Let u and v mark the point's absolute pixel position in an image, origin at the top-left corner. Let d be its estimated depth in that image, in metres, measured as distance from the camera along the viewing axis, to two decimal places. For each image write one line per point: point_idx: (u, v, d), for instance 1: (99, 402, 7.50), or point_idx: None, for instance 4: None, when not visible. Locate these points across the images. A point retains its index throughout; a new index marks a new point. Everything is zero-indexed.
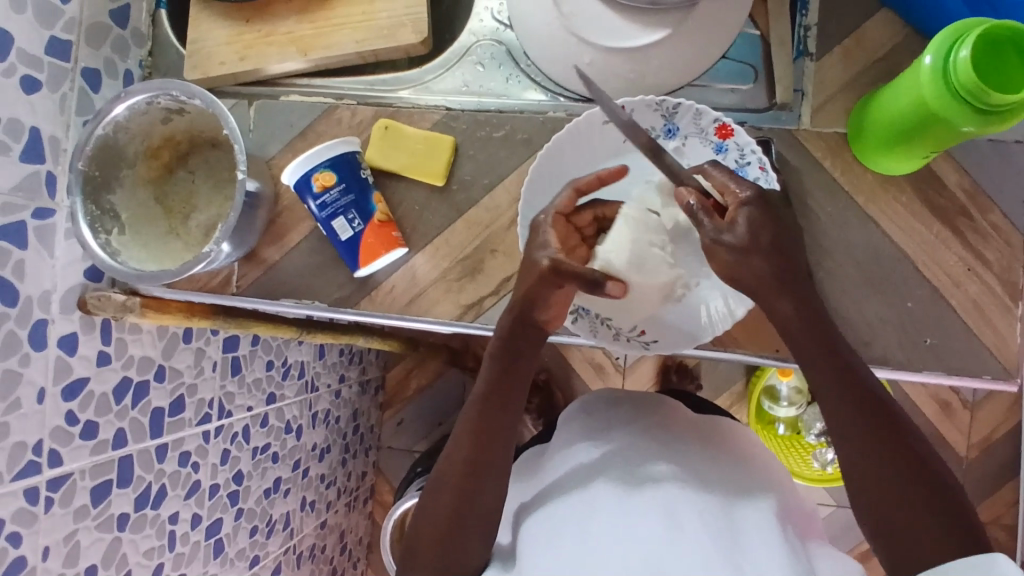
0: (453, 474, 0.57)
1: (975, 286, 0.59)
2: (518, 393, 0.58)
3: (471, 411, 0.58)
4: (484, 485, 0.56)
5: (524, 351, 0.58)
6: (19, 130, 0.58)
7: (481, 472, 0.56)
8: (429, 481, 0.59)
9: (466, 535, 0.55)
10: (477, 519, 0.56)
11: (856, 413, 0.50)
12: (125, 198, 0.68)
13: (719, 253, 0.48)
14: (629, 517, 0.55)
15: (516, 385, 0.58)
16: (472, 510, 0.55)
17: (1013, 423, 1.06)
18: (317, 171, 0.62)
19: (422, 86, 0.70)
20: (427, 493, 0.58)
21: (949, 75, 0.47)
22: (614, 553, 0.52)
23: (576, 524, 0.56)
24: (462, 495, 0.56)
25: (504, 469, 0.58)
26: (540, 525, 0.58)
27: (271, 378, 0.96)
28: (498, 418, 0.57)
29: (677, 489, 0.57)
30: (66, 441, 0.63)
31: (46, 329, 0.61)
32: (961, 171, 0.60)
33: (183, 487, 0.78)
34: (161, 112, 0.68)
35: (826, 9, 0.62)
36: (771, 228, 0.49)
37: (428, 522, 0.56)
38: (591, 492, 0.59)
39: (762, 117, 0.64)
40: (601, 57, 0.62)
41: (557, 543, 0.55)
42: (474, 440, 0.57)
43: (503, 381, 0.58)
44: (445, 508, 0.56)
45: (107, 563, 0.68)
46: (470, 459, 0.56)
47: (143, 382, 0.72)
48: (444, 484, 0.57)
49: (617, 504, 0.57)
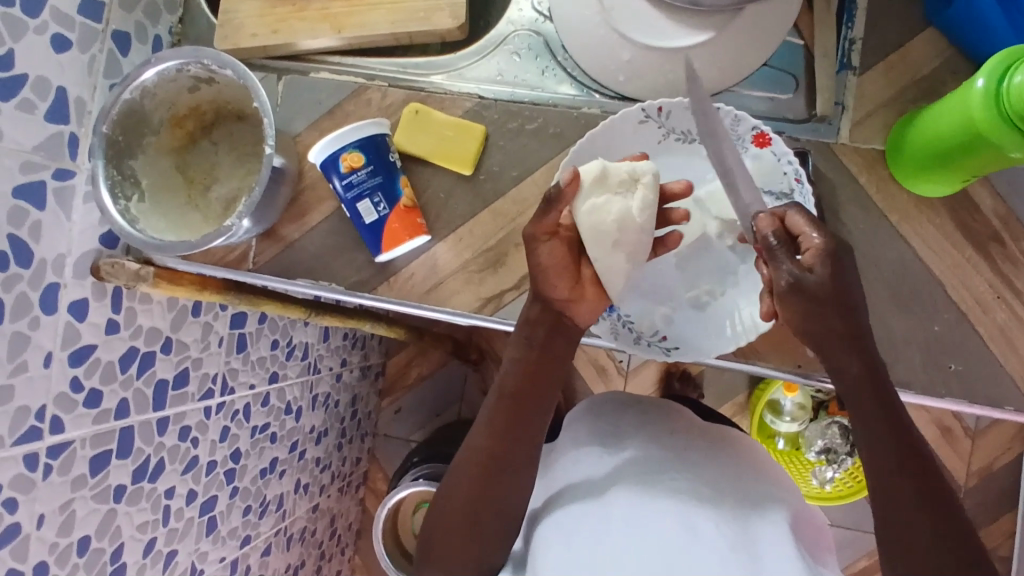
0: (471, 468, 0.57)
1: (1003, 314, 0.58)
2: (544, 383, 0.59)
3: (492, 402, 0.58)
4: (501, 479, 0.57)
5: (549, 343, 0.59)
6: (45, 88, 0.57)
7: (499, 466, 0.57)
8: (449, 473, 0.60)
9: (480, 528, 0.56)
10: (493, 514, 0.56)
11: (877, 430, 0.48)
12: (146, 165, 0.67)
13: (791, 298, 0.45)
14: (644, 519, 0.55)
15: (541, 374, 0.58)
16: (491, 493, 0.56)
17: (1014, 454, 1.06)
18: (345, 151, 0.61)
19: (455, 72, 0.69)
20: (448, 482, 0.59)
21: (1001, 100, 0.46)
22: (630, 553, 0.53)
23: (590, 526, 0.56)
24: (479, 489, 0.56)
25: (523, 464, 0.58)
26: (555, 526, 0.58)
27: (275, 357, 0.95)
28: (520, 413, 0.58)
29: (691, 499, 0.57)
30: (69, 408, 0.62)
31: (58, 293, 0.60)
32: (998, 196, 0.59)
33: (182, 461, 0.78)
34: (189, 80, 0.66)
35: (873, 23, 0.61)
36: (844, 282, 0.46)
37: (448, 505, 0.58)
38: (606, 496, 0.59)
39: (801, 127, 0.62)
40: (640, 55, 0.62)
41: (569, 538, 0.56)
42: (492, 432, 0.57)
43: (526, 374, 0.58)
44: (462, 500, 0.57)
45: (102, 534, 0.67)
46: (488, 453, 0.57)
47: (149, 353, 0.71)
48: (462, 475, 0.58)
49: (632, 508, 0.57)
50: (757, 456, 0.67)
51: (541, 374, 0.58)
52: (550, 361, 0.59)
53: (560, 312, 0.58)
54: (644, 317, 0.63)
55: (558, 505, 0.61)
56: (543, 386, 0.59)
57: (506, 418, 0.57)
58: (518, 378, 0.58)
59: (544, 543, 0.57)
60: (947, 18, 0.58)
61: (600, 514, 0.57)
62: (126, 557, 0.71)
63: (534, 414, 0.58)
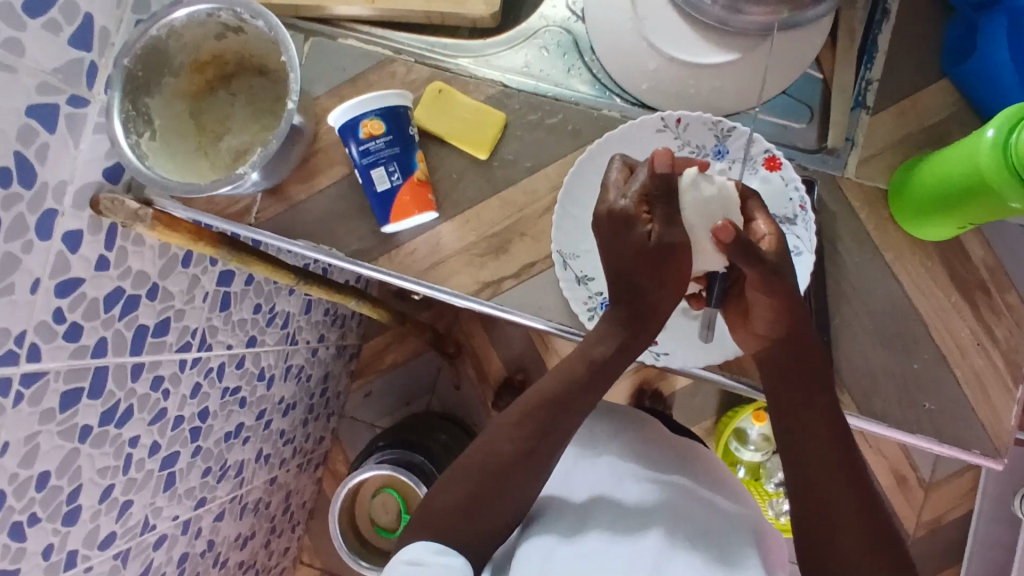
0: (492, 458, 0.57)
1: (980, 360, 0.60)
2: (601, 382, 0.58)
3: (544, 389, 0.59)
4: (525, 468, 0.57)
5: (610, 359, 0.58)
6: (74, 13, 0.56)
7: (519, 463, 0.56)
8: (463, 457, 0.60)
9: (492, 505, 0.56)
10: (500, 505, 0.56)
11: (821, 443, 0.54)
12: (161, 105, 0.66)
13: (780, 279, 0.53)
14: (626, 525, 0.57)
15: (601, 376, 0.58)
16: (516, 472, 0.56)
17: (964, 508, 1.09)
18: (367, 118, 0.62)
19: (483, 58, 0.71)
20: (473, 448, 0.59)
21: (1009, 151, 0.49)
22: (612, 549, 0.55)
23: (570, 535, 0.57)
24: (491, 478, 0.56)
25: (543, 468, 0.57)
26: (541, 536, 0.58)
27: (256, 321, 0.93)
28: (557, 419, 0.57)
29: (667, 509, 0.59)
30: (48, 337, 0.59)
31: (54, 221, 0.58)
32: (988, 247, 0.61)
33: (150, 411, 0.76)
34: (218, 27, 0.66)
35: (890, 67, 0.64)
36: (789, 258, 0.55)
37: (466, 471, 0.57)
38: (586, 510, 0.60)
39: (810, 157, 0.64)
40: (666, 66, 0.64)
41: (556, 549, 0.56)
42: (521, 429, 0.57)
43: (573, 384, 0.58)
44: (471, 484, 0.56)
45: (62, 472, 0.65)
46: (512, 447, 0.57)
47: (134, 295, 0.68)
48: (477, 460, 0.57)
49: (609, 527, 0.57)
50: (720, 472, 0.69)
51: (589, 388, 0.58)
52: (602, 376, 0.58)
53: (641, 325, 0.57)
54: None
55: (538, 516, 0.61)
56: (586, 399, 0.58)
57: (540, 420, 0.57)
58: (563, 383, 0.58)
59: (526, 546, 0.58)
60: (961, 71, 0.61)
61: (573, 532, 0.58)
62: (82, 500, 0.69)
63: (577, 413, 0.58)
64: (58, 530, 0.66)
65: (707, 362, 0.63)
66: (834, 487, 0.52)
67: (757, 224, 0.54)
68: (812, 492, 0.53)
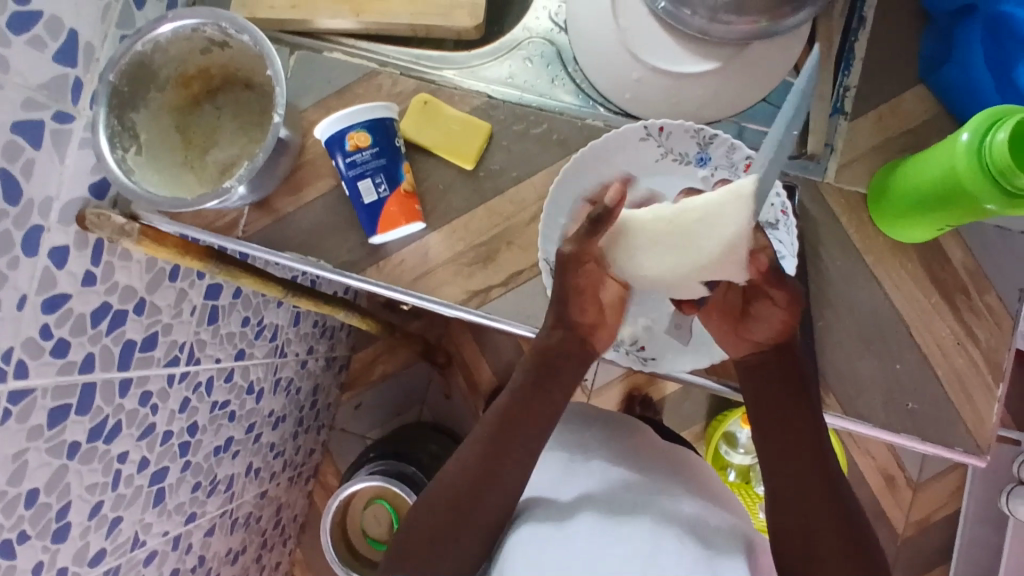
0: (460, 478, 0.59)
1: (961, 360, 0.62)
2: (545, 402, 0.61)
3: (493, 417, 0.61)
4: (486, 495, 0.58)
5: (561, 369, 0.61)
6: (59, 29, 0.56)
7: (488, 481, 0.58)
8: (435, 481, 0.61)
9: (458, 537, 0.57)
10: (475, 524, 0.58)
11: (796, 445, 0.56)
12: (147, 120, 0.66)
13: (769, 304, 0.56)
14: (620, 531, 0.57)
15: (544, 395, 0.61)
16: (476, 502, 0.58)
17: (951, 508, 1.10)
18: (353, 130, 0.63)
19: (468, 69, 0.72)
20: (433, 484, 0.60)
21: (983, 155, 0.50)
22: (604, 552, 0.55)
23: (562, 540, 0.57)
24: (464, 499, 0.58)
25: (512, 483, 0.59)
26: (529, 537, 0.58)
27: (244, 334, 0.92)
28: (518, 432, 0.60)
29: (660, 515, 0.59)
30: (36, 354, 0.59)
31: (41, 237, 0.58)
32: (967, 249, 0.63)
33: (138, 427, 0.75)
34: (203, 41, 0.66)
35: (868, 73, 0.65)
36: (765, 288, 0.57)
37: (428, 508, 0.59)
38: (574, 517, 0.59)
39: (791, 162, 0.64)
40: (648, 75, 0.65)
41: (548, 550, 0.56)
42: (475, 457, 0.59)
43: (530, 395, 0.61)
44: (444, 507, 0.58)
45: (51, 489, 0.64)
46: (479, 466, 0.58)
47: (121, 311, 0.68)
48: (448, 483, 0.59)
49: (599, 521, 0.58)
50: (707, 478, 0.69)
51: (545, 398, 0.61)
52: (556, 385, 0.61)
53: (585, 337, 0.62)
54: (628, 326, 0.65)
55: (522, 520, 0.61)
56: (545, 409, 0.61)
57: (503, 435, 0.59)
58: (523, 396, 0.61)
59: (512, 543, 0.59)
60: (938, 78, 0.63)
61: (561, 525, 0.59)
62: (71, 517, 0.68)
63: (528, 434, 0.60)
64: (48, 547, 0.66)
65: (693, 367, 0.63)
66: (809, 490, 0.55)
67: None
68: (788, 493, 0.56)
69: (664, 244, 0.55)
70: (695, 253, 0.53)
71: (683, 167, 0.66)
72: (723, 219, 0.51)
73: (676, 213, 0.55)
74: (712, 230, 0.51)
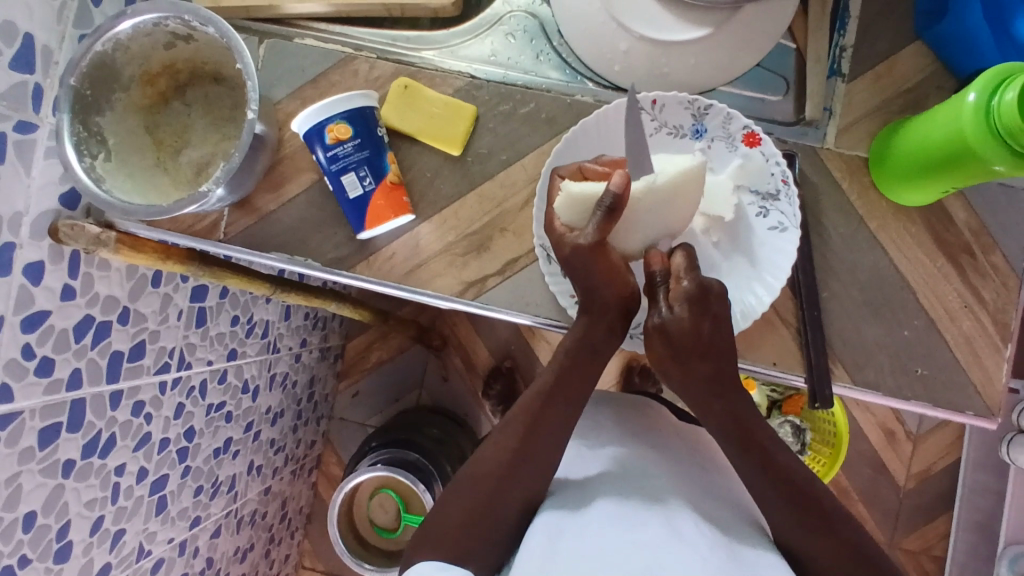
0: (489, 465, 0.56)
1: (969, 323, 0.60)
2: (583, 384, 0.58)
3: (530, 397, 0.58)
4: (519, 479, 0.55)
5: (598, 346, 0.58)
6: (12, 34, 0.52)
7: (523, 463, 0.55)
8: (463, 468, 0.58)
9: (489, 524, 0.54)
10: (504, 512, 0.54)
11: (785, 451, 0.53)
12: (113, 123, 0.63)
13: (655, 337, 0.51)
14: (637, 518, 0.52)
15: (582, 377, 0.58)
16: (511, 487, 0.55)
17: (952, 459, 1.10)
18: (332, 122, 0.60)
19: (447, 49, 0.69)
20: (463, 470, 0.57)
21: (992, 117, 0.48)
22: (621, 538, 0.50)
23: (571, 528, 0.53)
24: (493, 485, 0.54)
25: (547, 463, 0.56)
26: (541, 526, 0.54)
27: (235, 334, 0.87)
28: (553, 413, 0.57)
29: (685, 504, 0.55)
30: (19, 376, 0.55)
31: (12, 254, 0.53)
32: (971, 210, 0.61)
33: (134, 437, 0.70)
34: (166, 35, 0.63)
35: (862, 34, 0.64)
36: (705, 323, 0.51)
37: (460, 494, 0.55)
38: (591, 507, 0.55)
39: (789, 130, 0.64)
40: (637, 45, 0.62)
41: (560, 538, 0.52)
42: (510, 440, 0.56)
43: (565, 377, 0.57)
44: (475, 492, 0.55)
45: (47, 511, 0.60)
46: (511, 450, 0.55)
47: (105, 323, 0.63)
48: (481, 469, 0.55)
49: (615, 509, 0.54)
50: (719, 452, 0.68)
51: (581, 380, 0.58)
52: (591, 370, 0.58)
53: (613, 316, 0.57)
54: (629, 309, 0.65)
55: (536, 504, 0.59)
56: (580, 394, 0.58)
57: (536, 418, 0.56)
58: (558, 381, 0.57)
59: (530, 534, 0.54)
60: (935, 33, 0.61)
61: (577, 511, 0.55)
62: (72, 535, 0.64)
63: (563, 418, 0.57)
64: (50, 569, 0.62)
65: None
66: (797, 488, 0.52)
67: (680, 278, 0.51)
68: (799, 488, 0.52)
69: (644, 219, 0.56)
70: (661, 227, 0.57)
71: (678, 141, 0.63)
72: (688, 190, 0.56)
73: (661, 190, 0.55)
74: (674, 207, 0.56)
